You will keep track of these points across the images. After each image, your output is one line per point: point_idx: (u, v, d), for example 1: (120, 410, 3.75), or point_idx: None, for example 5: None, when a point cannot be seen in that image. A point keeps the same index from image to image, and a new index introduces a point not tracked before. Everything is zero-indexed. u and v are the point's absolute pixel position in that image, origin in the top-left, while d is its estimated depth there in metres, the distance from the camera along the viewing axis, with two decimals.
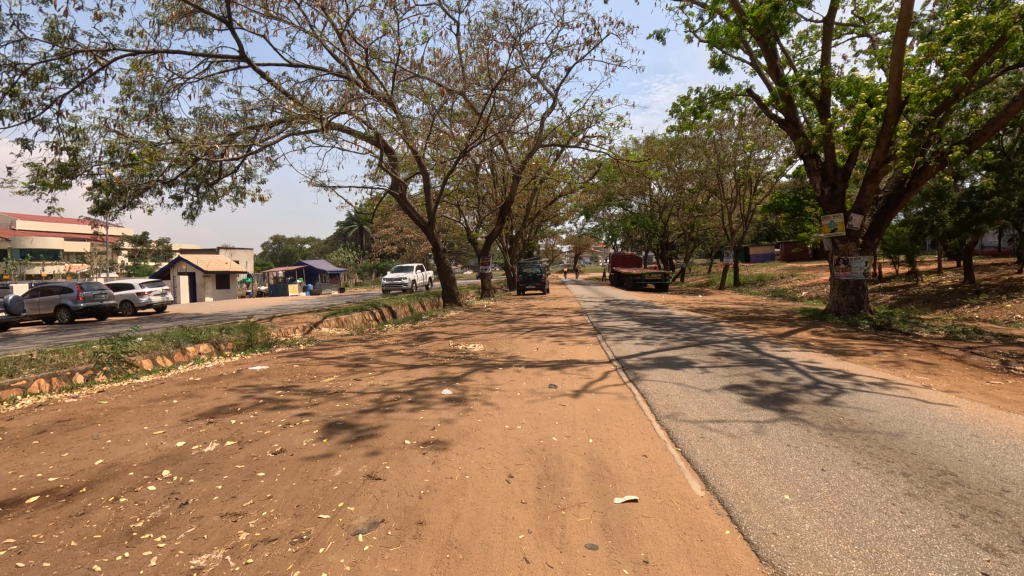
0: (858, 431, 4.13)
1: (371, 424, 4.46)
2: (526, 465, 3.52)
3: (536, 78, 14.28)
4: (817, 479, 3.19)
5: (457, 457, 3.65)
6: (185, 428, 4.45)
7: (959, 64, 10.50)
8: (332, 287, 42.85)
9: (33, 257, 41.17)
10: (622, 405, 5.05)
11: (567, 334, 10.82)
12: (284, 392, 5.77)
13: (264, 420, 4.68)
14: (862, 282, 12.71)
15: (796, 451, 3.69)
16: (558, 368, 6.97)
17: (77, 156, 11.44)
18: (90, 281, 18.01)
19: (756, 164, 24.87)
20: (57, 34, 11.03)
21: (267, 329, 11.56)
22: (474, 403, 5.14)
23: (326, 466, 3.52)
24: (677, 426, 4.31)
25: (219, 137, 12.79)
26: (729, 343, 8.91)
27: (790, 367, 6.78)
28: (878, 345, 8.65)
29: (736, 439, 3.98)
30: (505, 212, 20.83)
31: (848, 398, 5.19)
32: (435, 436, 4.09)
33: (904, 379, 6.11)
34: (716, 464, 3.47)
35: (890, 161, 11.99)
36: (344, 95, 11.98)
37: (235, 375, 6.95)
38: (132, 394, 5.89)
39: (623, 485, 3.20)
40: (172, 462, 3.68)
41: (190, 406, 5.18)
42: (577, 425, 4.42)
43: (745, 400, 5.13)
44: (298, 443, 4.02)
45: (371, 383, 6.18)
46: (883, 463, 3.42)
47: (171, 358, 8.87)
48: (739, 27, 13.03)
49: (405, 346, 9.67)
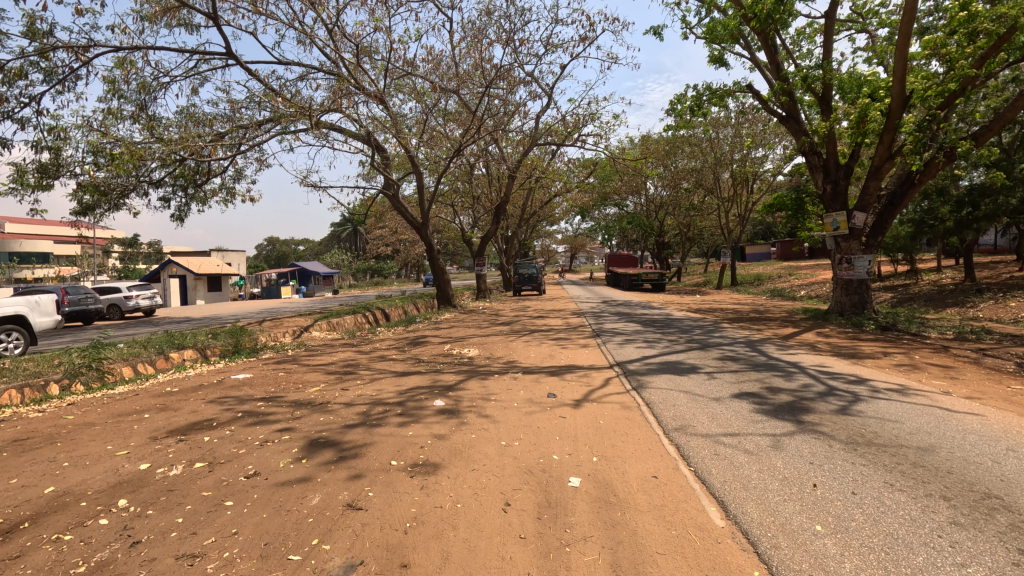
0: (885, 445, 3.80)
1: (355, 441, 4.08)
2: (524, 490, 3.18)
3: (531, 75, 13.97)
4: (849, 504, 2.88)
5: (449, 480, 3.31)
6: (152, 447, 4.07)
7: (966, 56, 10.22)
8: (326, 289, 42.35)
9: (22, 260, 40.65)
10: (626, 418, 4.70)
11: (566, 337, 10.51)
12: (266, 404, 5.39)
13: (240, 437, 4.31)
14: (866, 281, 12.43)
15: (820, 469, 3.38)
16: (558, 375, 6.60)
17: (58, 156, 11.01)
18: (75, 285, 17.51)
19: (753, 163, 24.26)
20: (35, 28, 10.62)
21: (255, 334, 11.15)
22: (468, 416, 4.79)
23: (303, 492, 3.16)
24: (688, 442, 3.98)
25: (206, 136, 12.39)
26: (733, 346, 8.60)
27: (801, 372, 6.46)
28: (889, 348, 8.35)
29: (753, 456, 3.65)
30: (499, 212, 20.38)
31: (867, 407, 4.87)
32: (425, 456, 3.73)
33: (921, 384, 5.80)
34: (736, 488, 3.12)
35: (896, 156, 11.70)
36: (334, 92, 11.60)
37: (217, 384, 6.56)
38: (103, 407, 5.49)
39: (632, 514, 2.86)
40: (132, 489, 3.31)
41: (162, 421, 4.79)
42: (579, 441, 4.09)
43: (757, 410, 4.80)
44: (273, 464, 3.66)
45: (359, 394, 5.79)
46: (917, 485, 3.10)
47: (153, 365, 8.49)
48: (739, 21, 12.70)
49: (398, 351, 9.31)
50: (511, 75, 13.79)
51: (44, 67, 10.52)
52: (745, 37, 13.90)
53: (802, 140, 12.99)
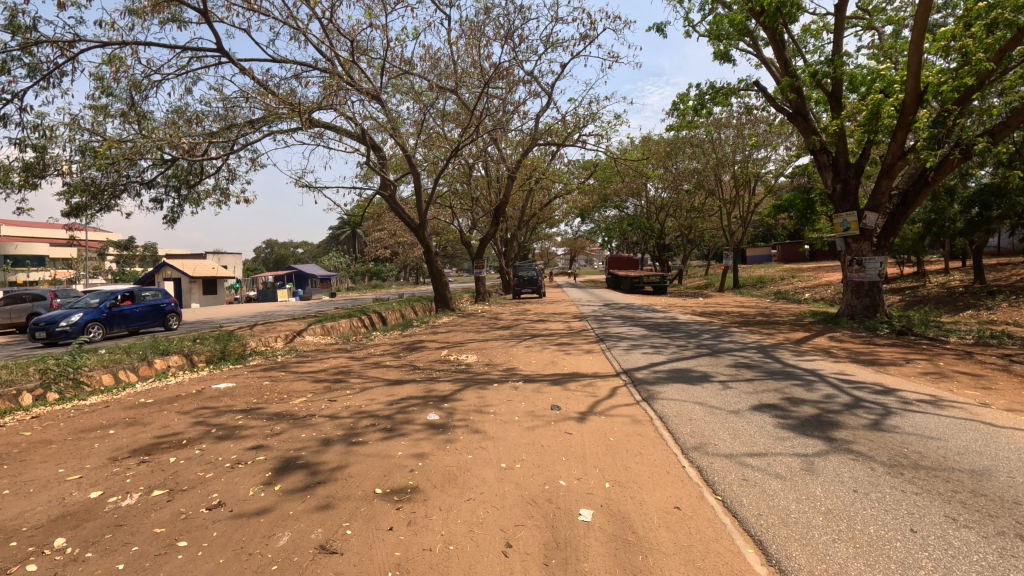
0: (933, 468, 3.37)
1: (333, 463, 3.63)
2: (528, 526, 2.74)
3: (530, 75, 13.55)
4: (911, 545, 2.44)
5: (441, 514, 2.86)
6: (108, 471, 3.62)
7: (984, 48, 9.77)
8: (323, 292, 41.93)
9: (16, 263, 40.16)
10: (639, 434, 4.25)
11: (569, 343, 10.03)
12: (244, 417, 4.95)
13: (209, 457, 3.86)
14: (877, 283, 12.01)
15: (868, 498, 2.94)
16: (560, 385, 6.14)
17: (44, 154, 10.55)
18: (64, 289, 17.01)
19: (756, 164, 23.93)
20: (17, 22, 10.22)
21: (245, 339, 10.71)
22: (461, 431, 4.34)
23: (270, 529, 2.72)
24: (710, 464, 3.54)
25: (199, 136, 11.96)
26: (746, 352, 8.16)
27: (821, 381, 6.01)
28: (910, 354, 7.92)
29: (786, 481, 3.21)
30: (499, 213, 19.80)
31: (901, 421, 4.43)
32: (413, 482, 3.29)
33: (953, 395, 5.36)
34: (774, 524, 2.68)
35: (908, 154, 11.30)
36: (327, 89, 11.17)
37: (196, 395, 6.12)
38: (66, 421, 5.04)
39: (656, 558, 2.42)
40: (75, 524, 2.87)
41: (126, 439, 4.34)
42: (588, 462, 3.65)
43: (781, 425, 4.37)
44: (240, 492, 3.20)
45: (345, 406, 5.32)
46: (985, 520, 2.67)
47: (134, 372, 8.04)
48: (746, 15, 12.30)
49: (393, 358, 8.88)
50: (511, 73, 13.43)
51: (28, 62, 10.11)
52: (751, 33, 13.50)
53: (811, 138, 12.60)
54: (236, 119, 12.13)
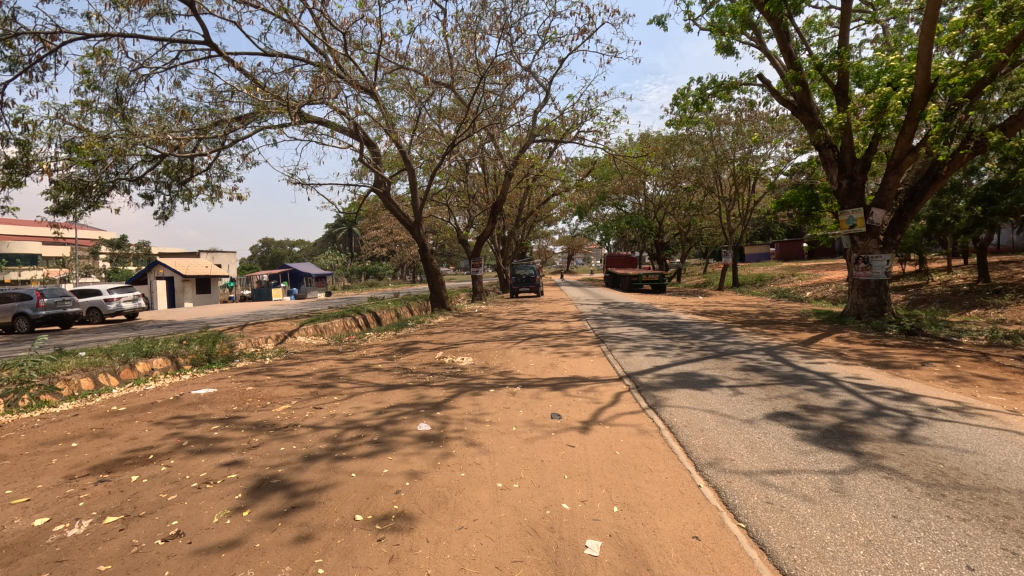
0: (975, 488, 3.04)
1: (313, 483, 3.27)
2: (527, 562, 2.40)
3: (528, 69, 13.16)
4: None
5: (428, 547, 2.50)
6: (61, 493, 3.26)
7: (995, 39, 9.39)
8: (319, 292, 41.45)
9: (9, 261, 39.58)
10: (647, 448, 3.90)
11: (569, 344, 9.67)
12: (221, 428, 4.58)
13: (176, 476, 3.49)
14: (884, 282, 11.67)
15: (911, 526, 2.60)
16: (561, 391, 5.78)
17: (27, 150, 10.14)
18: (52, 288, 16.52)
19: (756, 160, 23.62)
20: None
21: (233, 340, 10.32)
22: (454, 445, 4.00)
23: (230, 567, 2.37)
24: (729, 483, 3.20)
25: (189, 131, 11.54)
26: (753, 354, 7.84)
27: (836, 386, 5.67)
28: (924, 355, 7.62)
29: (816, 506, 2.87)
30: (496, 212, 19.40)
31: (931, 432, 4.11)
32: (400, 507, 2.93)
33: (978, 402, 5.00)
34: (809, 560, 2.35)
35: (916, 149, 10.98)
36: (317, 83, 10.76)
37: (174, 401, 5.75)
38: (28, 432, 4.67)
39: None
40: (10, 560, 2.52)
41: (89, 454, 3.97)
42: (593, 481, 3.30)
43: (800, 436, 4.04)
44: (203, 519, 2.84)
45: (330, 415, 4.95)
46: None
47: (115, 376, 7.65)
48: (749, 6, 11.94)
49: (386, 360, 8.52)
50: (509, 68, 13.07)
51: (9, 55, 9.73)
52: (755, 25, 13.12)
53: (817, 132, 12.27)
54: (224, 114, 11.71)
